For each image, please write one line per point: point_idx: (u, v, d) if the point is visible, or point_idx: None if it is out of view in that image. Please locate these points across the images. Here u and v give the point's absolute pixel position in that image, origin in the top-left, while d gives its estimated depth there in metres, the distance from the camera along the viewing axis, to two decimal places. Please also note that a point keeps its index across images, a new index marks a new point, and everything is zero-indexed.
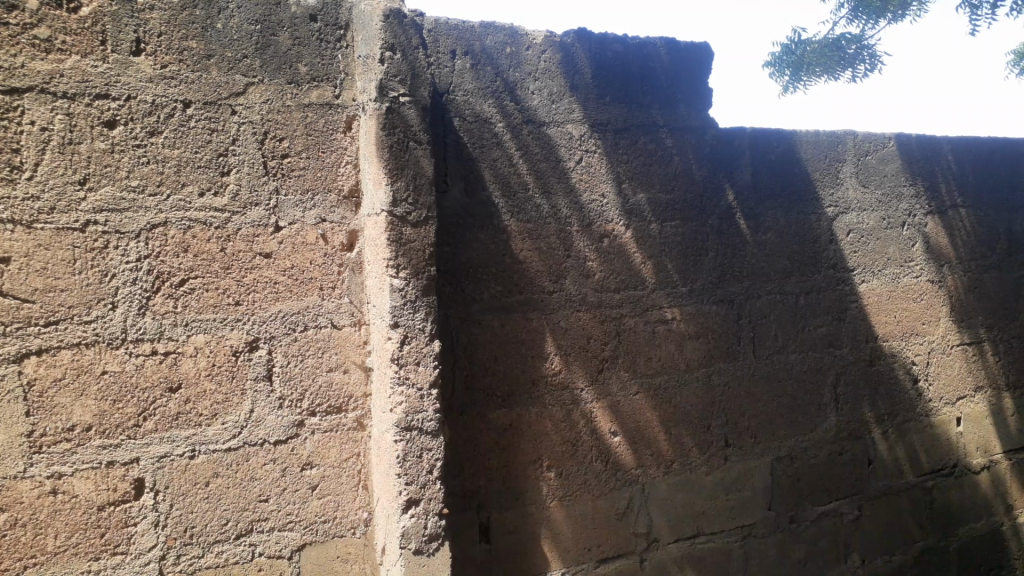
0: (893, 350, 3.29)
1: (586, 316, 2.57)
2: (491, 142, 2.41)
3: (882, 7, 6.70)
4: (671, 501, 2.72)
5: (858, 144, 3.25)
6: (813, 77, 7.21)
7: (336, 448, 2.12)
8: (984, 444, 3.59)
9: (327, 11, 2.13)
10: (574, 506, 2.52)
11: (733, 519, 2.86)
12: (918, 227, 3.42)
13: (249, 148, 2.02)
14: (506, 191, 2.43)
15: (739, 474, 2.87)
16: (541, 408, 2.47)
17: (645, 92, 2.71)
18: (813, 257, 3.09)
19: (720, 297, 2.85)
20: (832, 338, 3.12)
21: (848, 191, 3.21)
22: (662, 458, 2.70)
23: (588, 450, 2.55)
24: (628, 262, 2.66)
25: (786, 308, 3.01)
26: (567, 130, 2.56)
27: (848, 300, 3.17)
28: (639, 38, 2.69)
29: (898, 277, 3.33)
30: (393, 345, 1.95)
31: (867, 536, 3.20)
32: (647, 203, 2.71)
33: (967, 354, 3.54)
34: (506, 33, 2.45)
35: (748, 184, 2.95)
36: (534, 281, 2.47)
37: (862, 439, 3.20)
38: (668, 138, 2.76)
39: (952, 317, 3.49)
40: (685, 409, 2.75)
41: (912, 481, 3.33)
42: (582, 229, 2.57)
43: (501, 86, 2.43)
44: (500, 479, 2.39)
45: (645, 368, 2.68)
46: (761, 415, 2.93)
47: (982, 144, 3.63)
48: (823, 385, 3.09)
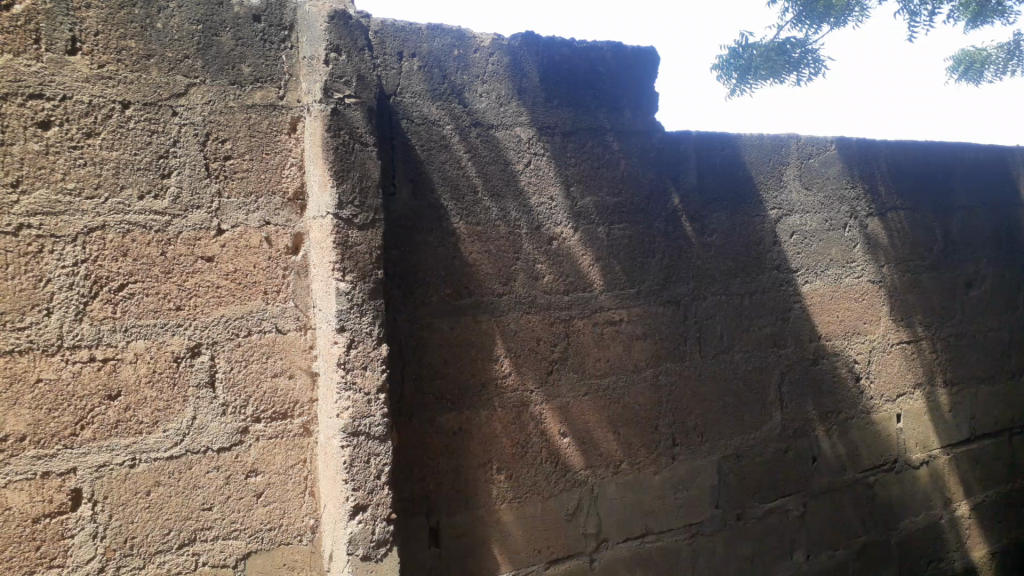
0: (836, 349, 3.37)
1: (535, 318, 2.58)
2: (439, 145, 2.40)
3: (824, 11, 6.88)
4: (620, 501, 2.75)
5: (800, 147, 3.32)
6: (759, 80, 7.34)
7: (281, 454, 2.09)
8: (923, 440, 3.70)
9: (271, 12, 2.10)
10: (524, 507, 2.53)
11: (681, 518, 2.89)
12: (859, 228, 3.50)
13: (190, 150, 1.99)
14: (454, 194, 2.42)
15: (686, 473, 2.91)
16: (490, 411, 2.47)
17: (592, 97, 2.73)
18: (757, 259, 3.15)
19: (668, 298, 2.89)
20: (776, 338, 3.18)
21: (791, 194, 3.28)
22: (610, 459, 2.72)
23: (538, 452, 2.56)
24: (576, 265, 2.68)
25: (731, 309, 3.05)
26: (515, 133, 2.57)
27: (791, 301, 3.23)
28: (586, 43, 2.71)
29: (840, 278, 3.41)
30: (339, 349, 1.93)
31: (812, 531, 3.26)
32: (594, 206, 2.73)
33: (906, 352, 3.64)
34: (453, 36, 2.44)
35: (694, 187, 2.99)
36: (483, 283, 2.47)
37: (806, 437, 3.26)
38: (614, 142, 2.79)
39: (891, 316, 3.59)
40: (634, 409, 2.78)
41: (855, 477, 3.41)
42: (530, 232, 2.58)
43: (448, 89, 2.43)
44: (449, 483, 2.39)
45: (594, 369, 2.70)
46: (707, 415, 2.97)
47: (918, 149, 3.74)
48: (768, 384, 3.15)
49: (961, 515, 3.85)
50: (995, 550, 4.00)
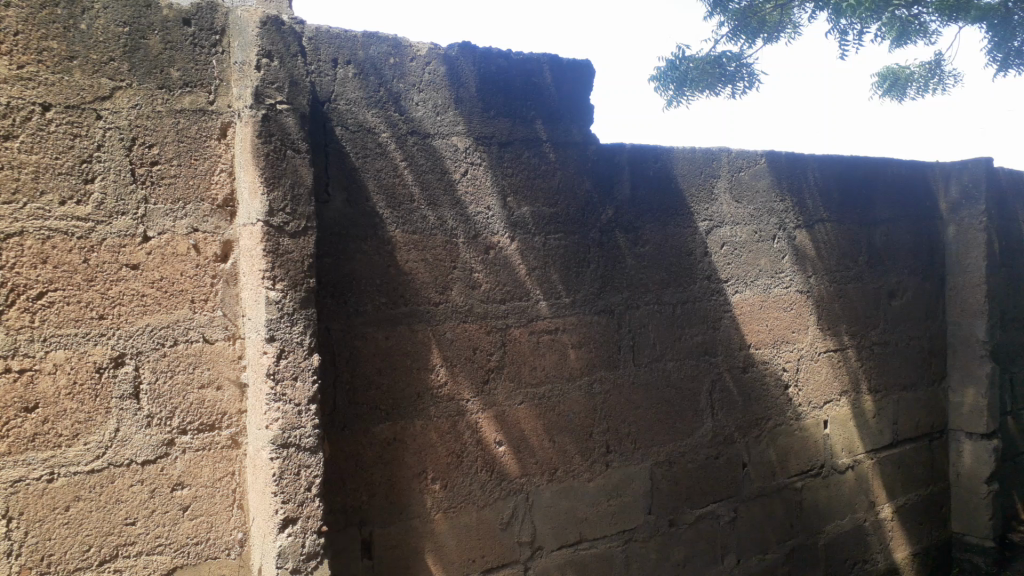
0: (765, 357, 3.45)
1: (471, 327, 2.58)
2: (374, 152, 2.39)
3: (758, 27, 7.08)
4: (555, 509, 2.76)
5: (731, 160, 3.40)
6: (694, 93, 7.48)
7: (208, 467, 2.04)
8: (849, 445, 3.81)
9: (202, 15, 2.06)
10: (457, 517, 2.52)
11: (614, 524, 2.92)
12: (788, 240, 3.60)
13: (115, 154, 1.94)
14: (390, 202, 2.41)
15: (620, 480, 2.94)
16: (425, 421, 2.46)
17: (529, 107, 2.75)
18: (688, 269, 3.21)
19: (602, 307, 2.92)
20: (707, 346, 3.25)
21: (721, 206, 3.35)
22: (545, 467, 2.74)
23: (473, 461, 2.56)
24: (513, 274, 2.69)
25: (664, 318, 3.11)
26: (452, 142, 2.57)
27: (722, 311, 3.31)
28: (522, 54, 2.74)
29: (769, 288, 3.50)
30: (269, 359, 1.90)
31: (742, 536, 3.33)
32: (531, 216, 2.75)
33: (832, 360, 3.76)
34: (389, 44, 2.44)
35: (628, 199, 3.04)
36: (418, 292, 2.46)
37: (737, 443, 3.33)
38: (551, 153, 2.81)
39: (818, 325, 3.70)
40: (568, 417, 2.80)
41: (783, 482, 3.50)
42: (467, 240, 2.58)
43: (384, 97, 2.42)
44: (382, 494, 2.37)
45: (530, 378, 2.71)
46: (640, 422, 3.01)
47: (844, 163, 3.87)
48: (699, 391, 3.21)
49: (884, 518, 3.98)
50: (917, 551, 4.15)
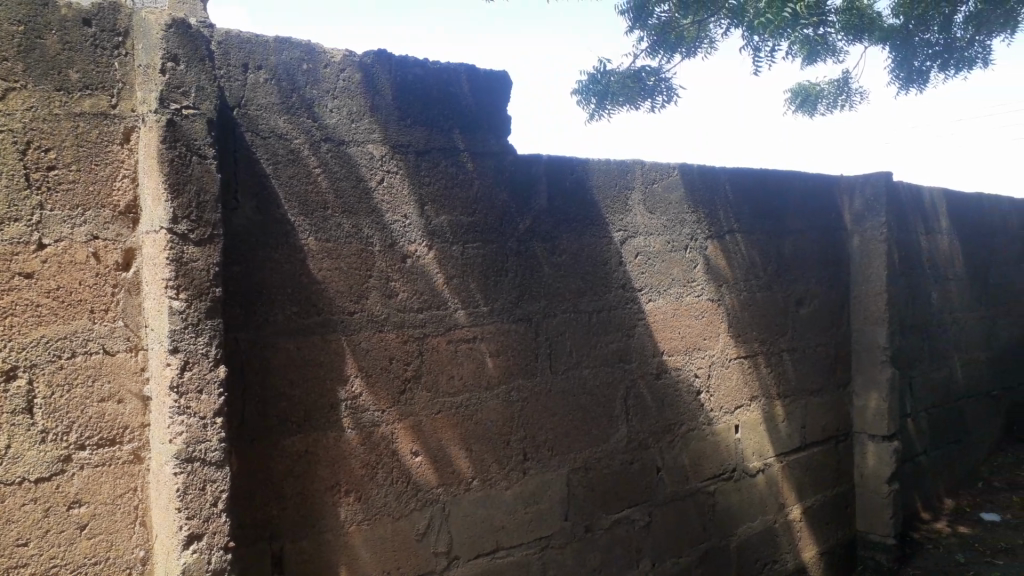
0: (678, 365, 3.53)
1: (387, 337, 2.55)
2: (286, 159, 2.35)
3: (677, 42, 7.28)
4: (471, 519, 2.75)
5: (645, 173, 3.47)
6: (615, 106, 7.60)
7: (108, 483, 1.97)
8: (760, 449, 3.93)
9: (103, 16, 1.99)
10: (372, 529, 2.49)
11: (531, 531, 2.94)
12: (699, 250, 3.70)
13: (7, 157, 1.85)
14: (303, 209, 2.38)
15: (537, 487, 2.96)
16: (339, 432, 2.42)
17: (446, 117, 2.75)
18: (603, 278, 3.26)
19: (520, 315, 2.94)
20: (622, 354, 3.30)
21: (635, 217, 3.42)
22: (462, 477, 2.73)
23: (389, 472, 2.53)
24: (430, 283, 2.68)
25: (580, 326, 3.15)
26: (368, 149, 2.55)
27: (636, 319, 3.37)
28: (440, 64, 2.74)
29: (681, 296, 3.58)
30: (172, 371, 1.84)
31: (656, 540, 3.39)
32: (449, 225, 2.75)
33: (742, 366, 3.87)
34: (302, 50, 2.41)
35: (544, 209, 3.07)
36: (333, 302, 2.43)
37: (651, 449, 3.39)
38: (469, 162, 2.82)
39: (729, 332, 3.81)
40: (485, 426, 2.81)
41: (696, 486, 3.58)
42: (383, 249, 2.56)
43: (297, 103, 2.39)
44: (293, 507, 2.32)
45: (447, 387, 2.70)
46: (557, 429, 3.04)
47: (753, 176, 4.00)
48: (615, 398, 3.26)
49: (793, 519, 4.11)
50: (823, 551, 4.30)
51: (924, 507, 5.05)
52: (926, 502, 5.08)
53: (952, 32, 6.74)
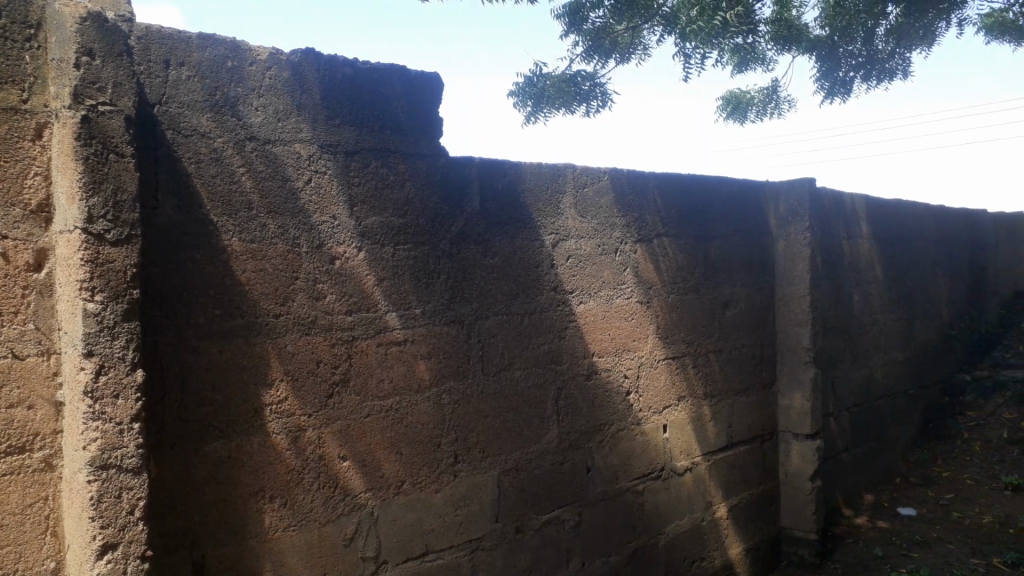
0: (607, 366, 3.58)
1: (314, 339, 2.52)
2: (209, 158, 2.30)
3: (611, 48, 7.39)
4: (400, 523, 2.74)
5: (576, 177, 3.51)
6: (551, 110, 7.64)
7: (17, 492, 1.89)
8: (687, 448, 4.01)
9: (14, 7, 1.91)
10: (298, 535, 2.45)
11: (461, 534, 2.93)
12: (629, 253, 3.76)
13: None
14: (226, 210, 2.33)
15: (468, 489, 2.96)
16: (263, 437, 2.38)
17: (376, 117, 2.73)
18: (534, 281, 3.28)
19: (452, 318, 2.94)
20: (553, 355, 3.33)
21: (566, 221, 3.45)
22: (391, 481, 2.71)
23: (316, 477, 2.50)
24: (359, 284, 2.65)
25: (512, 329, 3.16)
26: (295, 149, 2.51)
27: (567, 321, 3.40)
28: (370, 64, 2.72)
29: (611, 299, 3.63)
30: (86, 376, 1.78)
31: (586, 540, 3.42)
32: (379, 226, 2.73)
33: (670, 367, 3.94)
34: (226, 47, 2.36)
35: (477, 212, 3.07)
36: (257, 304, 2.39)
37: (581, 449, 3.43)
38: (400, 164, 2.80)
39: (657, 334, 3.88)
40: (416, 429, 2.79)
41: (625, 486, 3.63)
42: (311, 250, 2.53)
43: (220, 101, 2.34)
44: (215, 514, 2.27)
45: (376, 391, 2.68)
46: (488, 430, 3.04)
47: (681, 181, 4.08)
48: (546, 400, 3.28)
49: (720, 516, 4.20)
50: (749, 547, 4.40)
51: (845, 503, 5.22)
52: (847, 497, 5.25)
53: (874, 45, 7.01)
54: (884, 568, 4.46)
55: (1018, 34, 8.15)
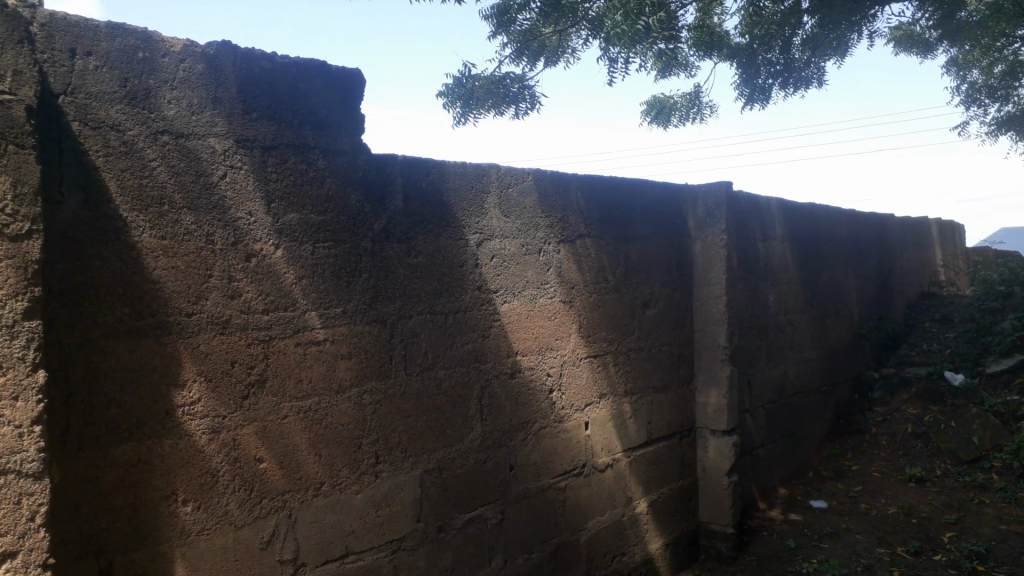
0: (530, 365, 3.60)
1: (229, 339, 2.46)
2: (119, 151, 2.23)
3: (538, 51, 7.46)
4: (319, 525, 2.70)
5: (500, 177, 3.52)
6: (480, 111, 7.64)
7: None
8: (608, 445, 4.07)
9: None
10: (213, 539, 2.39)
11: (382, 535, 2.90)
12: (552, 253, 3.79)
13: None
14: (137, 205, 2.26)
15: (389, 490, 2.94)
16: (175, 439, 2.32)
17: (295, 113, 2.68)
18: (458, 279, 3.27)
19: (374, 317, 2.91)
20: (477, 354, 3.33)
21: (491, 220, 3.46)
22: (310, 482, 2.67)
23: (231, 479, 2.44)
24: (277, 283, 2.60)
25: (436, 328, 3.15)
26: (209, 143, 2.44)
27: (490, 320, 3.41)
28: (288, 59, 2.67)
29: (534, 298, 3.66)
30: None
31: (508, 538, 3.43)
32: (298, 223, 2.68)
33: (592, 365, 4.00)
34: (137, 37, 2.29)
35: (400, 210, 3.05)
36: (170, 302, 2.32)
37: (504, 447, 3.44)
38: (321, 160, 2.76)
39: (579, 333, 3.93)
40: (336, 430, 2.75)
41: (547, 483, 3.66)
42: (227, 248, 2.47)
43: (131, 93, 2.26)
44: (124, 519, 2.20)
45: (294, 391, 2.63)
46: (411, 430, 3.03)
47: (603, 182, 4.14)
48: (469, 399, 3.29)
49: (640, 512, 4.28)
50: (668, 542, 4.50)
51: (760, 497, 5.38)
52: (762, 492, 5.42)
53: (791, 53, 7.22)
54: (796, 559, 4.62)
55: (923, 48, 8.56)
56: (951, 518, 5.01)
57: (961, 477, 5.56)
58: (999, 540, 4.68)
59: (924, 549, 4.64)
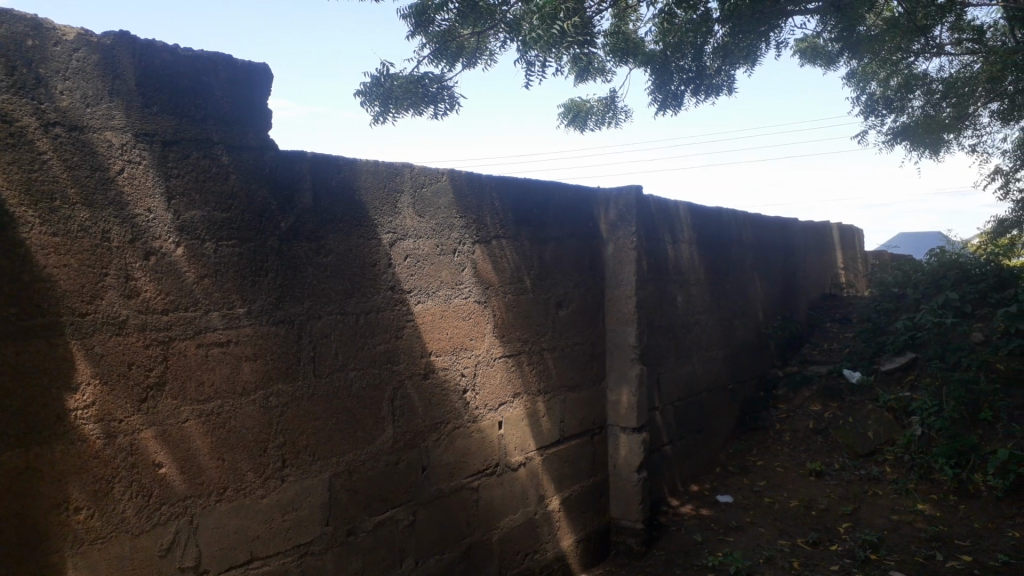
0: (443, 365, 3.60)
1: (125, 340, 2.37)
2: (7, 142, 2.12)
3: (458, 52, 7.46)
4: (222, 531, 2.62)
5: (414, 176, 3.50)
6: (399, 110, 7.57)
7: None
8: (521, 444, 4.10)
9: None
10: (108, 548, 2.30)
11: (289, 540, 2.85)
12: (467, 254, 3.79)
13: None
14: (26, 199, 2.16)
15: (297, 494, 2.88)
16: (68, 445, 2.22)
17: (199, 107, 2.61)
18: (370, 279, 3.24)
19: (281, 318, 2.85)
20: (389, 355, 3.31)
21: (404, 220, 3.43)
22: (213, 486, 2.60)
23: (128, 484, 2.36)
24: (179, 282, 2.52)
25: (346, 328, 3.11)
26: (106, 136, 2.35)
27: (403, 321, 3.39)
28: (191, 52, 2.60)
29: (448, 298, 3.65)
30: None
31: (420, 539, 3.42)
32: (201, 220, 2.60)
33: (506, 365, 4.02)
34: (26, 24, 2.19)
35: (308, 208, 3.00)
36: (62, 301, 2.22)
37: (416, 449, 3.43)
38: (225, 156, 2.69)
39: (493, 333, 3.94)
40: (241, 434, 2.69)
41: (460, 483, 3.66)
42: (124, 245, 2.38)
43: (20, 82, 2.16)
44: (11, 528, 2.10)
45: (196, 394, 2.56)
46: (320, 432, 2.98)
47: (518, 183, 4.17)
48: (380, 401, 3.26)
49: (552, 509, 4.32)
50: (581, 538, 4.56)
51: (670, 493, 5.52)
52: (672, 487, 5.55)
53: (703, 61, 7.41)
54: (703, 552, 4.76)
55: (826, 60, 8.94)
56: (847, 510, 5.25)
57: (857, 470, 5.84)
58: (891, 529, 4.94)
59: (823, 540, 4.85)
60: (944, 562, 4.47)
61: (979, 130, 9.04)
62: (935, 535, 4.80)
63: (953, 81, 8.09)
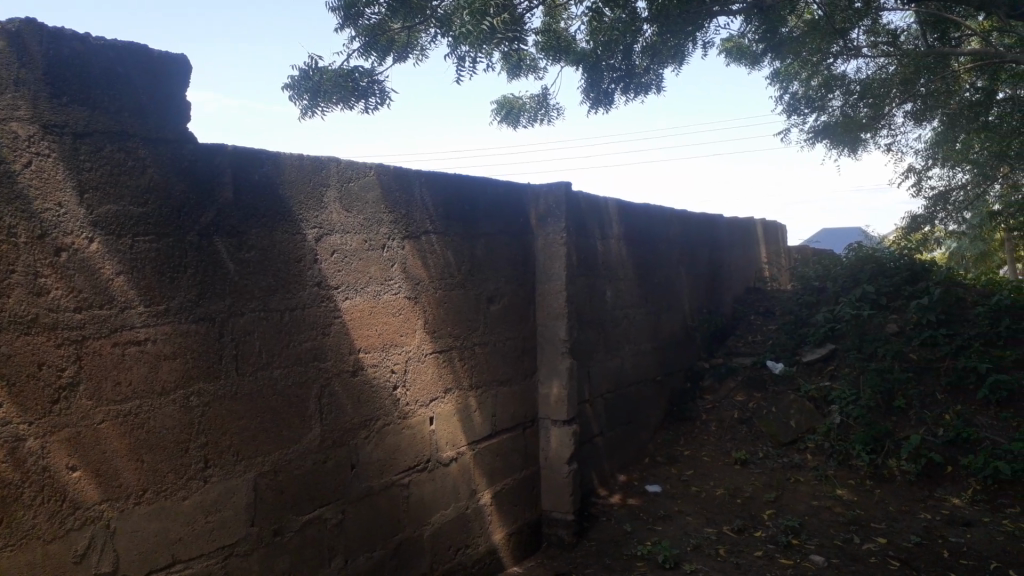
0: (372, 362, 3.56)
1: (34, 340, 2.28)
2: None
3: (388, 46, 7.39)
4: (141, 535, 2.55)
5: (341, 170, 3.45)
6: (328, 104, 7.44)
7: None
8: (452, 439, 4.09)
9: None
10: (18, 556, 2.22)
11: (212, 541, 2.79)
12: (396, 250, 3.76)
13: None
14: None
15: (220, 495, 2.82)
16: None
17: (112, 98, 2.52)
18: (295, 275, 3.18)
19: (202, 315, 2.78)
20: (316, 352, 3.26)
21: (331, 215, 3.38)
22: (131, 489, 2.52)
23: (39, 489, 2.27)
24: (93, 279, 2.44)
25: (269, 326, 3.05)
26: (11, 127, 2.25)
27: (330, 318, 3.34)
28: (104, 40, 2.52)
29: (377, 294, 3.62)
30: None
31: (349, 537, 3.38)
32: (115, 215, 2.52)
33: (437, 361, 4.01)
34: None
35: (230, 202, 2.93)
36: None
37: (345, 447, 3.39)
38: (141, 149, 2.61)
39: (424, 329, 3.93)
40: (160, 434, 2.62)
41: (390, 480, 3.64)
42: (31, 241, 2.29)
43: None
44: None
45: (112, 394, 2.48)
46: (244, 431, 2.92)
47: (447, 178, 4.15)
48: (306, 399, 3.21)
49: (483, 504, 4.33)
50: (512, 531, 4.58)
51: (600, 485, 5.59)
52: (602, 479, 5.62)
53: (632, 59, 7.50)
54: (632, 541, 4.84)
55: (751, 59, 9.14)
56: (770, 497, 5.41)
57: (780, 458, 6.01)
58: (812, 514, 5.11)
59: (747, 527, 4.99)
60: (861, 545, 4.65)
61: (893, 129, 9.38)
62: (853, 519, 4.99)
63: (871, 83, 8.42)
